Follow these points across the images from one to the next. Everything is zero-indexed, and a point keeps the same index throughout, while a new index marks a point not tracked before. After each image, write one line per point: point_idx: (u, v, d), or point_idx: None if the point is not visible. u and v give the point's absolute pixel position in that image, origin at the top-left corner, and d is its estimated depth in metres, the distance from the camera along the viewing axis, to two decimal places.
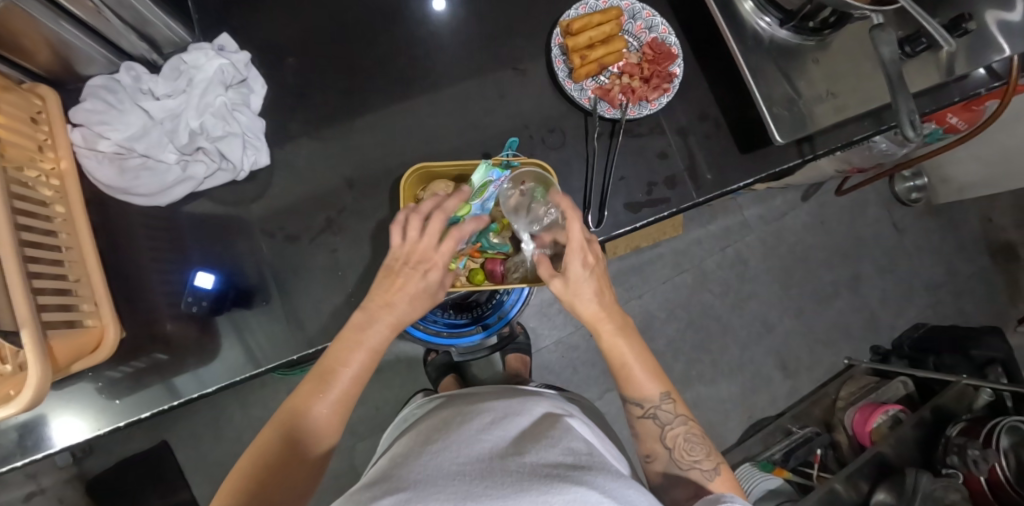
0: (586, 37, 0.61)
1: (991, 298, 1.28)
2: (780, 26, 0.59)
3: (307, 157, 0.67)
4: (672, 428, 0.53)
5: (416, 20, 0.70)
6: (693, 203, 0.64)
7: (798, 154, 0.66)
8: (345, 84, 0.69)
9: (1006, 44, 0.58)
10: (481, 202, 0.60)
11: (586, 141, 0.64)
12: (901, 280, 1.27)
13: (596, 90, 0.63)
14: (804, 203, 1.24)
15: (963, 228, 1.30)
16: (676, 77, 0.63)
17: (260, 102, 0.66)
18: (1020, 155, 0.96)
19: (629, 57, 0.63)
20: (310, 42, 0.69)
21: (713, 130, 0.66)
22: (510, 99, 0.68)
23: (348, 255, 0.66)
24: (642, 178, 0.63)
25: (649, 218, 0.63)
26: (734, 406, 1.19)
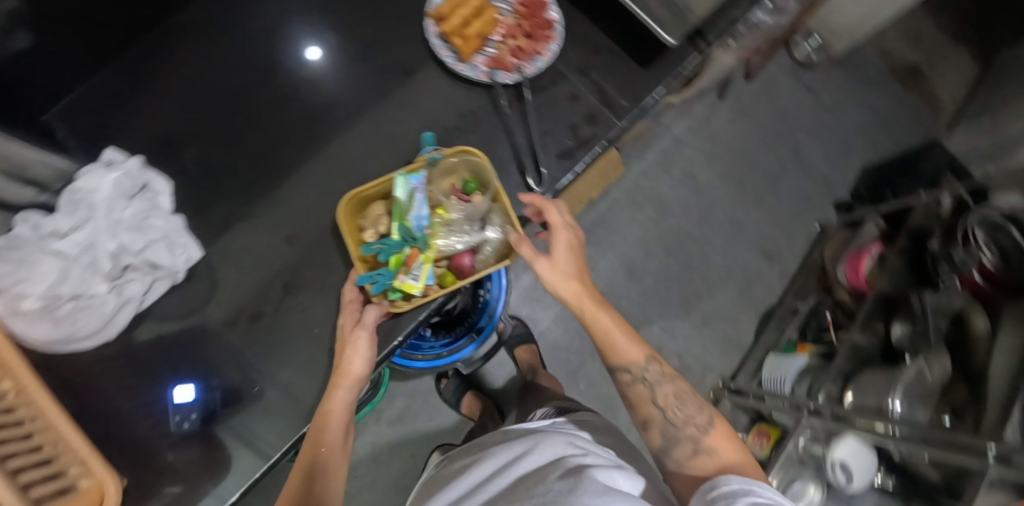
0: (459, 17, 0.61)
1: (915, 118, 1.36)
2: None
3: (240, 235, 0.66)
4: (661, 388, 0.51)
5: (291, 66, 0.69)
6: (620, 131, 0.65)
7: (695, 50, 0.68)
8: (247, 152, 0.67)
9: None
10: (417, 212, 0.58)
11: (498, 113, 0.65)
12: (835, 135, 1.33)
13: (488, 62, 0.63)
14: (722, 101, 1.29)
15: (865, 67, 1.38)
16: (555, 22, 0.64)
17: (170, 199, 0.64)
18: None
19: (505, 21, 0.63)
20: (197, 126, 0.67)
21: (610, 58, 0.67)
22: (412, 103, 0.67)
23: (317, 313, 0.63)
24: (564, 126, 0.64)
25: (585, 160, 0.63)
26: (739, 308, 1.22)
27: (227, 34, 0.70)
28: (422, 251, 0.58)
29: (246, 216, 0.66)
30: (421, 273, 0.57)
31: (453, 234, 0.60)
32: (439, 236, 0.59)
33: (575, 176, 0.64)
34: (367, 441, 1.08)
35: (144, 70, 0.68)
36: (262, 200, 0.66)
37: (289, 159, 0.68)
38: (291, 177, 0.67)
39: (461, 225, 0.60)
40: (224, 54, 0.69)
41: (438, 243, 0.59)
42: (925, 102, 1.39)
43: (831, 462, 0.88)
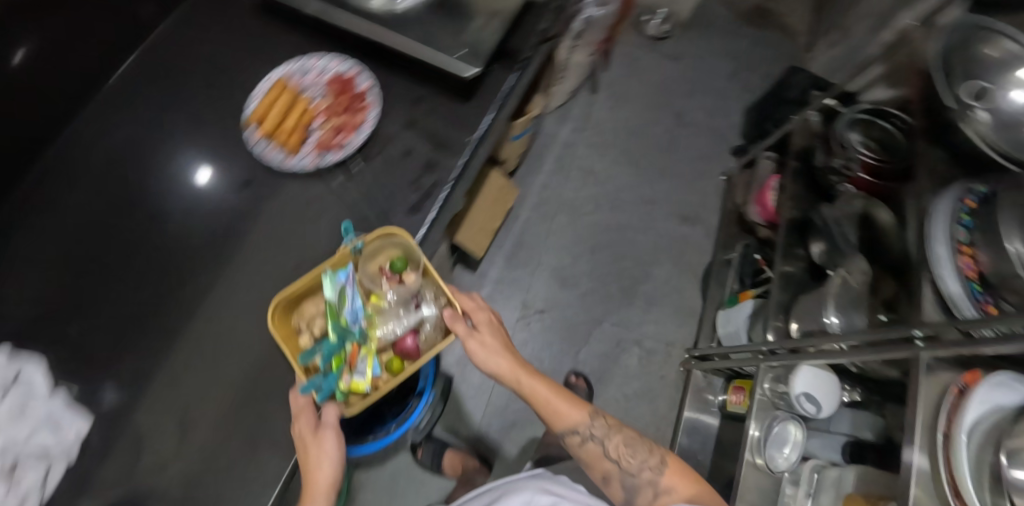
0: (277, 114, 0.67)
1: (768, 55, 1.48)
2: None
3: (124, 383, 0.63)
4: (609, 440, 0.64)
5: (143, 201, 0.70)
6: (462, 166, 0.68)
7: (510, 71, 0.73)
8: (113, 300, 0.66)
9: None
10: (349, 305, 0.59)
11: (345, 189, 0.68)
12: (708, 91, 1.41)
13: (315, 149, 0.67)
14: (597, 94, 1.36)
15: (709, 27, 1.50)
16: (368, 90, 0.69)
17: (44, 379, 0.63)
18: None
19: (321, 106, 0.68)
20: (59, 292, 0.67)
21: (435, 102, 0.71)
22: (264, 201, 0.69)
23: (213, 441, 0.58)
24: (408, 179, 0.68)
25: (434, 209, 0.66)
26: (679, 277, 1.24)
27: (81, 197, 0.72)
28: (362, 346, 0.59)
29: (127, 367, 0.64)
30: (366, 369, 0.58)
31: (388, 323, 0.62)
32: (378, 327, 0.61)
33: (432, 222, 0.66)
34: None
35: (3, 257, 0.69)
36: (137, 349, 0.64)
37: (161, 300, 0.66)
38: (161, 310, 0.66)
39: (397, 312, 0.62)
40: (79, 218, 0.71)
41: (376, 335, 0.61)
42: (771, 40, 1.51)
43: (795, 397, 0.89)
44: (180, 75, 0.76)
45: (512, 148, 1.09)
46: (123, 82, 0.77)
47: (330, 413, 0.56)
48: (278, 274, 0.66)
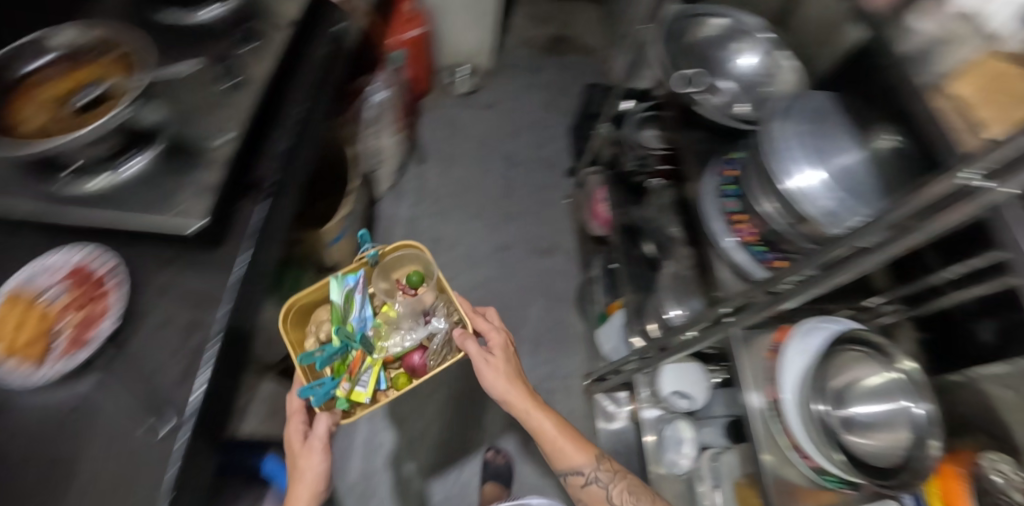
0: (5, 325, 0.63)
1: (571, 78, 1.60)
2: (132, 163, 0.70)
3: None
4: (613, 483, 0.83)
5: None
6: (227, 313, 0.69)
7: (256, 202, 0.78)
8: None
9: (261, 62, 0.82)
10: (357, 313, 0.84)
11: (110, 367, 0.63)
12: (528, 129, 1.49)
13: (67, 350, 0.63)
14: (424, 162, 1.41)
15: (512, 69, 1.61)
16: (110, 271, 0.68)
17: None
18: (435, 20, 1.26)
19: (61, 306, 0.65)
20: None
21: (189, 257, 0.72)
22: (8, 410, 0.59)
23: None
24: (176, 338, 0.66)
25: (206, 367, 0.64)
26: (555, 310, 1.24)
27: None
28: (365, 358, 0.85)
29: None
30: (391, 337, 0.88)
31: (405, 329, 0.90)
32: (382, 345, 0.87)
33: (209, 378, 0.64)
34: None
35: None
36: None
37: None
38: None
39: (413, 324, 0.91)
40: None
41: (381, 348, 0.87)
42: (575, 66, 1.63)
43: (668, 397, 0.90)
44: None
45: (337, 249, 1.14)
46: None
47: (318, 426, 0.76)
48: (20, 490, 0.55)
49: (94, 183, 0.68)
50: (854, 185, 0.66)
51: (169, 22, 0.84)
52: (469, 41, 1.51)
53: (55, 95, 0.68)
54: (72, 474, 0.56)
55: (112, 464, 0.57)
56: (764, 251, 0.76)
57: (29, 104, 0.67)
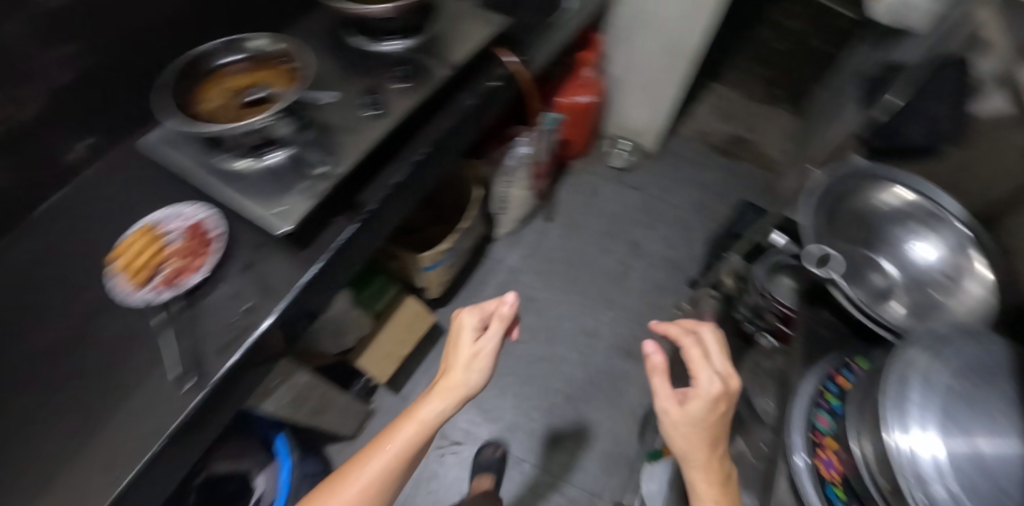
0: (130, 259, 0.73)
1: (747, 188, 1.54)
2: (265, 153, 0.74)
3: None
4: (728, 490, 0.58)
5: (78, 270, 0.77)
6: (287, 304, 0.71)
7: (353, 219, 0.76)
8: None
9: (395, 45, 0.88)
10: None
11: (186, 316, 0.70)
12: (696, 218, 1.46)
13: (161, 282, 0.72)
14: (553, 222, 1.42)
15: (685, 156, 1.60)
16: (214, 239, 0.75)
17: None
18: (622, 73, 1.44)
19: (172, 247, 0.74)
20: None
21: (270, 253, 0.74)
22: (101, 322, 0.72)
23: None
24: (225, 322, 0.70)
25: (239, 350, 0.67)
26: (615, 418, 1.16)
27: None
28: None
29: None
30: None
31: None
32: None
33: (244, 355, 0.68)
34: None
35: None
36: None
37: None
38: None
39: None
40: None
41: None
42: (750, 172, 1.59)
43: None
44: (126, 209, 0.83)
45: (429, 276, 1.07)
46: (44, 208, 0.83)
47: (492, 328, 0.67)
48: (114, 413, 0.64)
49: (243, 162, 0.75)
50: (1008, 417, 0.50)
51: (356, 46, 0.88)
52: (639, 122, 1.52)
53: (236, 88, 0.75)
54: (124, 404, 0.65)
55: (144, 423, 0.63)
56: (842, 500, 0.62)
57: (218, 84, 0.75)
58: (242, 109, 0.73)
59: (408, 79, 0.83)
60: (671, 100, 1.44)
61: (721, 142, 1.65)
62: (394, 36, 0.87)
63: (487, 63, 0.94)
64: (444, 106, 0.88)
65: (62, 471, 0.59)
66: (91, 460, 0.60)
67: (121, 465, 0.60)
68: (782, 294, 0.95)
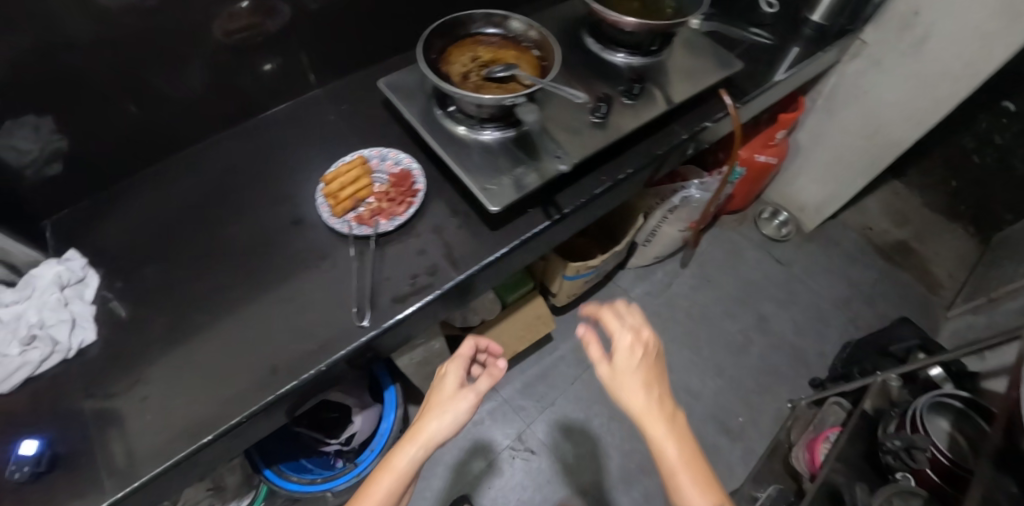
0: (338, 184, 0.73)
1: (900, 300, 1.45)
2: (489, 128, 0.75)
3: (167, 348, 0.69)
4: None
5: (291, 184, 0.85)
6: (455, 282, 0.69)
7: (546, 216, 0.75)
8: (191, 268, 0.77)
9: (622, 56, 0.88)
10: None
11: (366, 256, 0.72)
12: (836, 313, 1.39)
13: (357, 218, 0.73)
14: (685, 269, 1.41)
15: (843, 244, 1.53)
16: (419, 191, 0.75)
17: (95, 293, 0.74)
18: (809, 144, 1.37)
19: (378, 188, 0.75)
20: (174, 227, 0.81)
21: (463, 221, 0.74)
22: (302, 240, 0.78)
23: (197, 391, 0.65)
24: (404, 273, 0.70)
25: (415, 304, 0.67)
26: None
27: (177, 193, 0.84)
28: None
29: (112, 347, 0.70)
30: None
31: None
32: None
33: (416, 311, 0.68)
34: None
35: (95, 217, 0.82)
36: (181, 334, 0.70)
37: (167, 308, 0.73)
38: (208, 309, 0.72)
39: None
40: (107, 136, 0.77)
41: None
42: (906, 284, 1.48)
43: None
44: (339, 138, 0.88)
45: (564, 284, 1.09)
46: (272, 119, 0.92)
47: (479, 381, 0.70)
48: (295, 328, 0.69)
49: (461, 128, 0.75)
50: None
51: (590, 49, 0.90)
52: (805, 193, 1.47)
53: (484, 61, 0.76)
54: (304, 321, 0.70)
55: (316, 347, 0.67)
56: None
57: (468, 52, 0.76)
58: (483, 81, 0.73)
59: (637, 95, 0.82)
60: (852, 188, 1.37)
61: (882, 250, 1.55)
62: (626, 49, 0.88)
63: (706, 106, 0.92)
64: (656, 136, 0.86)
65: (246, 355, 0.68)
66: (267, 355, 0.67)
67: (288, 372, 0.65)
68: (938, 436, 0.86)
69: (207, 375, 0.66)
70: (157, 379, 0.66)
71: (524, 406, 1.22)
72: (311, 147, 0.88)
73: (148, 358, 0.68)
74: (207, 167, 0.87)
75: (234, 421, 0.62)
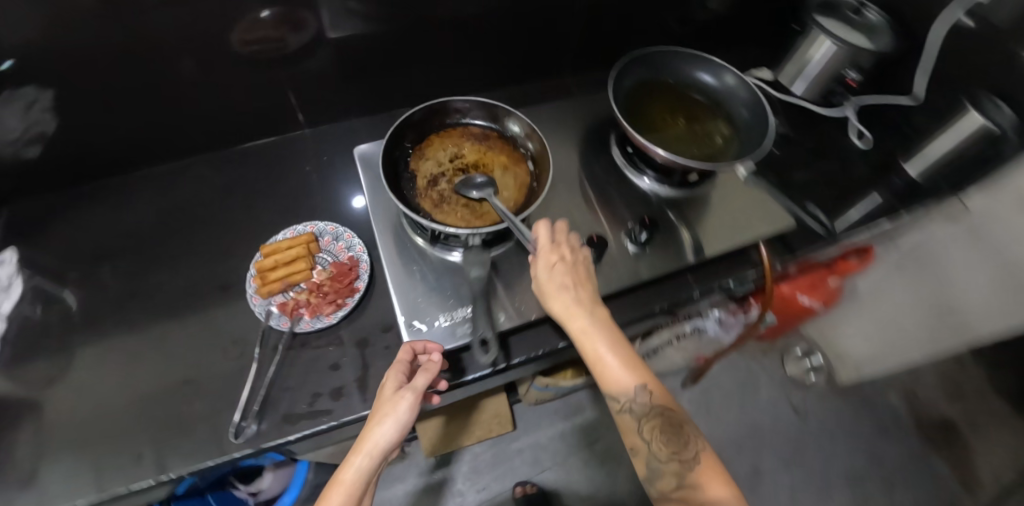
0: (272, 259, 0.65)
1: (928, 493, 1.25)
2: (451, 249, 0.63)
3: (53, 393, 0.63)
4: (649, 420, 0.52)
5: (242, 229, 0.76)
6: (357, 417, 0.59)
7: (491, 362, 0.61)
8: (119, 300, 0.71)
9: (647, 181, 0.76)
10: None
11: (275, 355, 0.62)
12: (844, 487, 1.23)
13: (280, 305, 0.64)
14: (684, 390, 1.29)
15: (879, 407, 1.34)
16: (358, 291, 0.65)
17: (11, 305, 0.69)
18: (869, 299, 1.15)
19: (315, 275, 0.66)
20: (119, 249, 0.75)
21: (396, 340, 0.64)
22: (228, 302, 0.70)
23: (51, 455, 0.58)
24: (308, 388, 0.61)
25: (303, 432, 0.58)
26: None
27: (134, 208, 0.78)
28: None
29: (10, 372, 0.65)
30: None
31: None
32: None
33: (304, 438, 0.58)
34: None
35: (46, 212, 0.77)
36: (71, 378, 0.64)
37: (76, 342, 0.67)
38: (110, 357, 0.66)
39: None
40: (76, 137, 0.71)
41: None
42: (948, 482, 1.25)
43: None
44: (310, 192, 0.79)
45: (531, 392, 1.07)
46: (255, 149, 0.84)
47: (419, 377, 0.51)
48: (178, 413, 0.61)
49: (419, 240, 0.64)
50: None
51: (617, 161, 0.78)
52: (853, 347, 1.24)
53: (465, 163, 0.62)
54: (192, 406, 0.61)
55: (189, 445, 0.58)
56: None
57: (451, 145, 0.63)
58: (453, 192, 0.60)
59: (643, 245, 0.69)
60: (904, 359, 1.17)
61: (918, 426, 1.32)
62: (653, 174, 0.75)
63: (734, 261, 0.76)
64: (659, 287, 0.73)
65: (119, 427, 0.60)
66: (135, 442, 0.59)
67: (150, 465, 0.57)
68: None
69: (78, 434, 0.59)
70: (29, 425, 0.60)
71: (461, 492, 1.16)
72: (280, 189, 0.80)
73: (30, 396, 0.62)
74: (183, 180, 0.81)
75: (78, 503, 0.54)
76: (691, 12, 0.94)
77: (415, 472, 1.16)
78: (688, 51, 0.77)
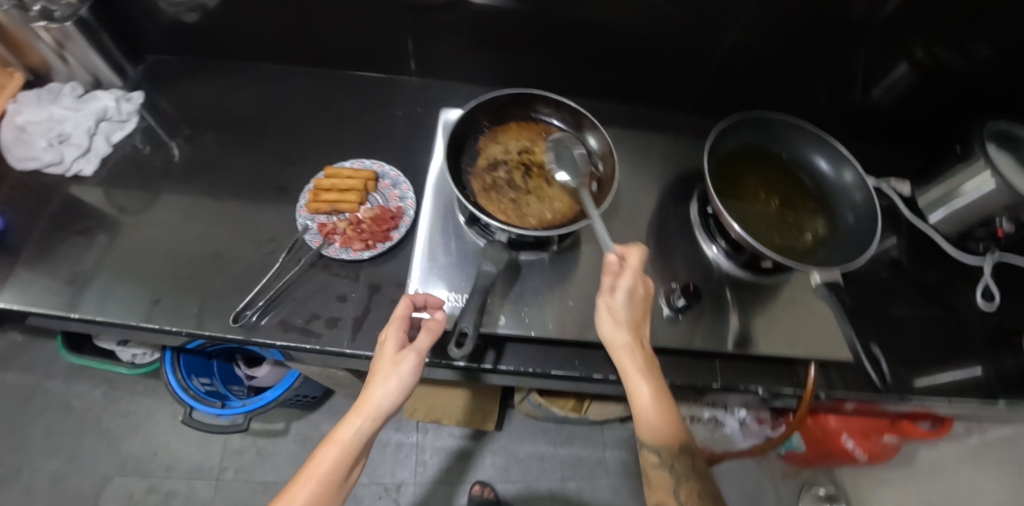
0: (332, 182, 0.69)
1: None
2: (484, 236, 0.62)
3: (120, 218, 0.71)
4: (687, 483, 0.49)
5: (324, 145, 0.81)
6: (337, 351, 0.60)
7: (477, 356, 0.60)
8: (202, 164, 0.78)
9: (712, 248, 0.70)
10: None
11: (298, 265, 0.66)
12: None
13: (320, 225, 0.68)
14: None
15: None
16: (390, 240, 0.67)
17: (122, 137, 0.79)
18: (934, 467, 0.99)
19: (361, 211, 0.69)
20: (221, 121, 0.83)
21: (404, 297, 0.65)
22: (284, 203, 0.74)
23: (96, 269, 0.66)
24: (310, 307, 0.63)
25: (288, 343, 0.60)
26: None
27: (247, 93, 0.86)
28: None
29: (99, 187, 0.74)
30: None
31: None
32: None
33: (287, 349, 0.61)
34: (159, 415, 1.12)
35: (180, 70, 0.87)
36: (137, 212, 0.72)
37: (156, 185, 0.76)
38: (174, 209, 0.73)
39: None
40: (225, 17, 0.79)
41: None
42: None
43: None
44: (395, 136, 0.82)
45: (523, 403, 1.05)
46: (365, 79, 0.88)
47: (422, 337, 0.51)
48: (202, 279, 0.66)
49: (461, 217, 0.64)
50: None
51: (691, 217, 0.72)
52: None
53: (530, 158, 0.63)
54: (215, 278, 0.66)
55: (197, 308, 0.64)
56: None
57: (525, 138, 0.64)
58: (506, 181, 0.61)
59: (679, 310, 0.64)
60: None
61: None
62: (723, 246, 0.69)
63: (773, 368, 0.69)
64: (681, 357, 0.67)
65: (154, 269, 0.67)
66: (159, 286, 0.65)
67: (162, 311, 0.63)
68: None
69: (125, 261, 0.67)
70: (94, 237, 0.69)
71: (423, 462, 1.17)
72: (370, 123, 0.83)
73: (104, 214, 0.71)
74: (295, 84, 0.87)
75: (99, 318, 0.62)
76: (850, 96, 0.85)
77: (391, 424, 1.19)
78: (817, 132, 0.69)
